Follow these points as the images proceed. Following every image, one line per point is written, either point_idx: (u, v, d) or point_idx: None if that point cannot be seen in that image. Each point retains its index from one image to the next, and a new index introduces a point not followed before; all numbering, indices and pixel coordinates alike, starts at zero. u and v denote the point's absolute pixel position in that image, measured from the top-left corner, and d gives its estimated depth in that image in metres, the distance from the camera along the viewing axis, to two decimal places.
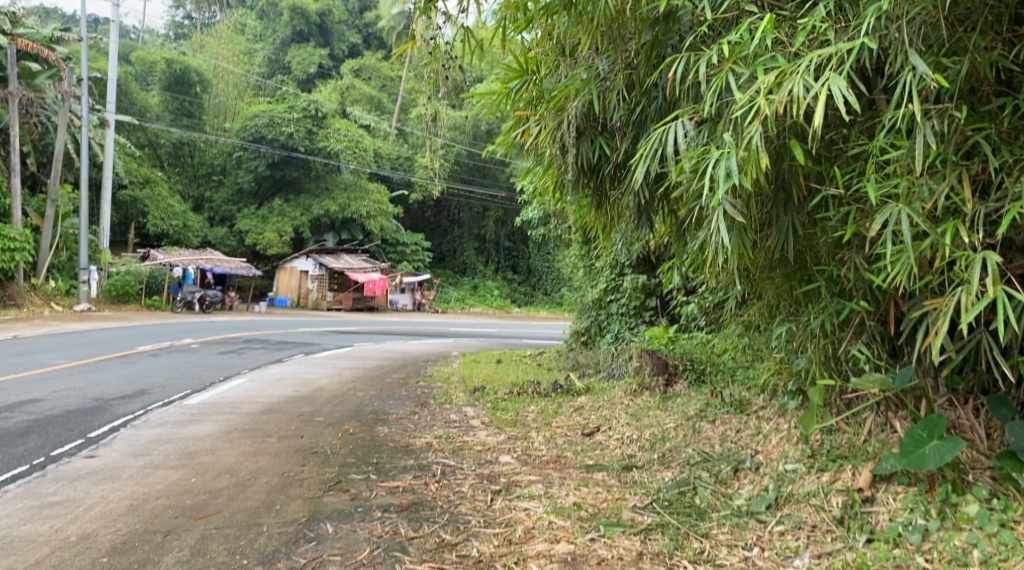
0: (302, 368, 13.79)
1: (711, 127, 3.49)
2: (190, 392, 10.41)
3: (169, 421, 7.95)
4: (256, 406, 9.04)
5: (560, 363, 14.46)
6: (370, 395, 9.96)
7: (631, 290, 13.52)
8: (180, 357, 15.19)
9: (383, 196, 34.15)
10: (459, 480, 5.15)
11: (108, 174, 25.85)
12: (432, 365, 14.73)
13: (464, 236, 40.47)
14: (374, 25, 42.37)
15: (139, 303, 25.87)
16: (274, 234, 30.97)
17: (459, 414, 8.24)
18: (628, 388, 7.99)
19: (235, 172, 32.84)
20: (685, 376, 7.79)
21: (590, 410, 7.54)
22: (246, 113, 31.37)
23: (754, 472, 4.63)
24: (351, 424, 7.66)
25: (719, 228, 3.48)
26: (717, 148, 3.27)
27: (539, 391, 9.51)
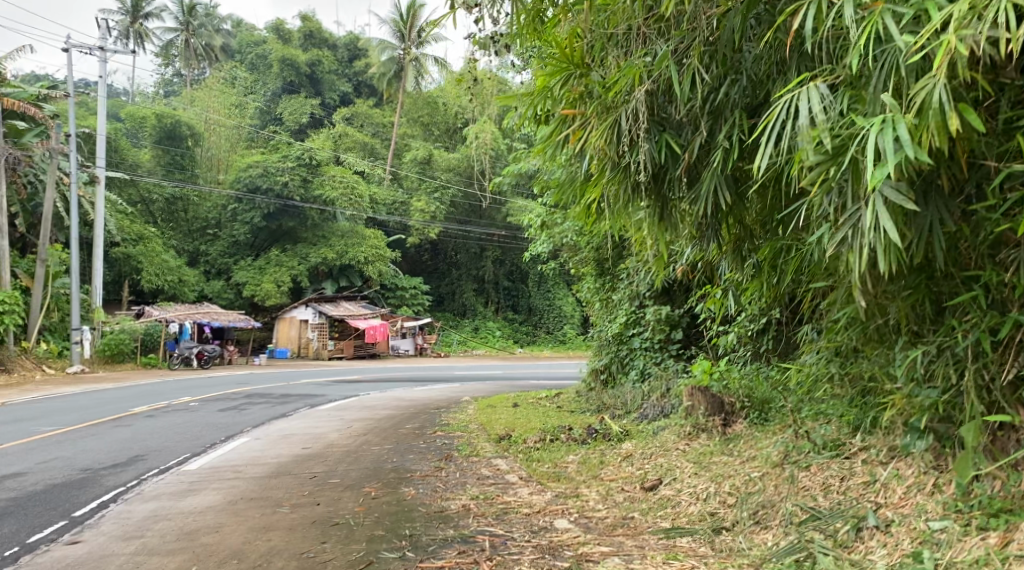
0: (309, 423, 12.84)
1: (851, 97, 3.24)
2: (189, 455, 9.49)
3: (166, 492, 7.05)
4: (260, 469, 8.08)
5: (582, 405, 13.55)
6: (387, 449, 9.07)
7: (654, 322, 12.71)
8: (178, 417, 14.25)
9: (380, 241, 33.44)
10: (516, 555, 4.28)
11: (99, 232, 25.10)
12: (446, 412, 13.85)
13: (463, 278, 39.74)
14: (365, 73, 42.01)
15: (135, 361, 24.96)
16: (271, 284, 30.15)
17: (490, 467, 7.33)
18: (681, 430, 7.10)
19: (230, 226, 32.16)
20: (744, 415, 7.05)
21: (643, 459, 6.67)
22: (240, 164, 30.79)
23: (884, 530, 3.76)
24: (372, 486, 6.75)
25: (874, 226, 3.07)
26: (870, 123, 2.99)
27: (572, 436, 8.61)
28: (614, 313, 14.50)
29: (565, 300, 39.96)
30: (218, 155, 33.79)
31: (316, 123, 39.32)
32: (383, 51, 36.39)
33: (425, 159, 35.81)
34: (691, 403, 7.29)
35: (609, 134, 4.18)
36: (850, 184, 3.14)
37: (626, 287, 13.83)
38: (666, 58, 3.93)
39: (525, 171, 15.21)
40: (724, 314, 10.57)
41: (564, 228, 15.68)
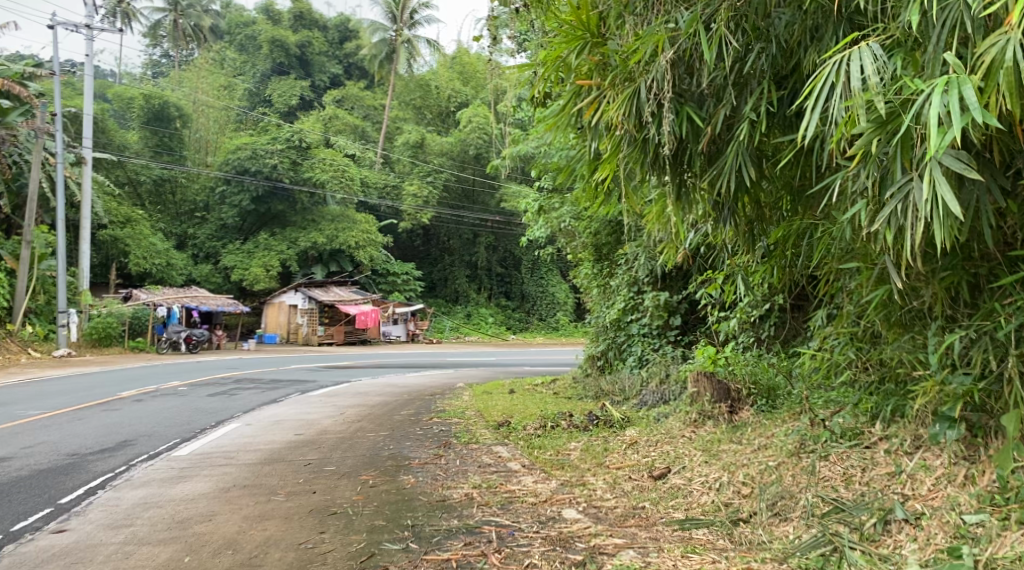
0: (301, 408, 12.63)
1: (904, 56, 3.34)
2: (180, 440, 9.27)
3: (156, 479, 6.83)
4: (253, 456, 7.87)
5: (579, 391, 13.41)
6: (383, 435, 8.88)
7: (653, 309, 12.53)
8: (167, 402, 14.01)
9: (372, 226, 33.11)
10: (526, 547, 4.10)
11: (86, 213, 24.70)
12: (441, 397, 13.68)
13: (456, 264, 39.42)
14: (355, 55, 41.54)
15: (122, 345, 24.65)
16: (261, 269, 29.83)
17: (491, 455, 7.14)
18: (687, 417, 6.94)
19: (219, 209, 31.75)
20: (751, 403, 6.90)
21: (648, 447, 6.50)
22: (229, 146, 30.40)
23: (913, 524, 3.61)
24: (370, 474, 6.55)
25: (921, 188, 3.17)
26: (926, 85, 3.08)
27: (573, 423, 8.43)
28: (612, 299, 14.33)
29: (557, 287, 40.58)
30: (208, 137, 32.88)
31: (307, 106, 38.98)
32: (374, 33, 35.98)
33: (418, 143, 35.18)
34: (697, 390, 7.12)
35: (627, 105, 4.02)
36: (892, 158, 3.23)
37: (625, 273, 13.65)
38: (692, 25, 3.80)
39: (523, 153, 14.99)
40: (726, 300, 10.44)
41: (562, 212, 15.48)
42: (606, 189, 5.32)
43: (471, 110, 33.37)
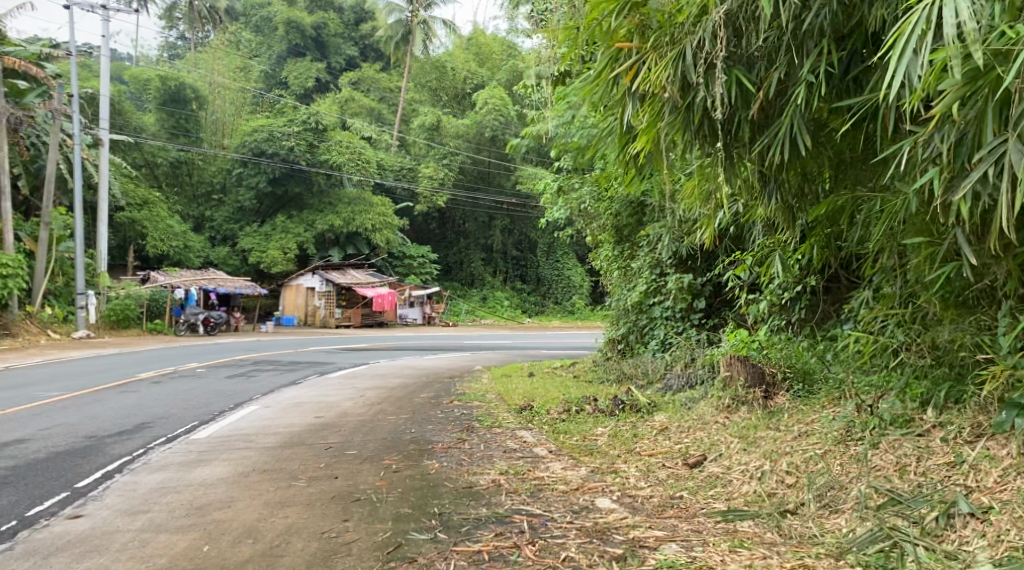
0: (319, 391, 12.50)
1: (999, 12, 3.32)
2: (199, 423, 9.13)
3: (174, 463, 6.68)
4: (272, 439, 7.71)
5: (599, 374, 13.20)
6: (403, 419, 8.71)
7: (676, 292, 12.24)
8: (185, 384, 13.92)
9: (388, 209, 32.92)
10: (561, 539, 3.89)
11: (103, 195, 24.65)
12: (460, 380, 13.52)
13: (471, 247, 39.23)
14: (371, 37, 41.18)
15: (140, 327, 24.67)
16: (278, 251, 29.76)
17: (515, 440, 6.94)
18: (719, 403, 6.69)
19: (236, 191, 31.64)
20: (786, 388, 6.65)
21: (680, 434, 6.26)
22: (245, 128, 30.22)
23: (979, 520, 3.38)
24: (393, 459, 6.37)
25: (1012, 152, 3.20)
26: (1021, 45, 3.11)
27: (599, 407, 8.20)
28: (633, 282, 14.07)
29: (573, 270, 40.16)
30: (224, 119, 32.75)
31: (322, 88, 38.82)
32: (390, 14, 35.67)
33: (434, 125, 34.47)
34: (729, 374, 6.86)
35: (674, 69, 3.83)
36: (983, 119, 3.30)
37: (646, 255, 13.36)
38: None
39: (541, 132, 14.71)
40: (753, 281, 10.18)
41: (582, 193, 15.17)
42: (640, 162, 5.13)
43: (488, 93, 33.24)
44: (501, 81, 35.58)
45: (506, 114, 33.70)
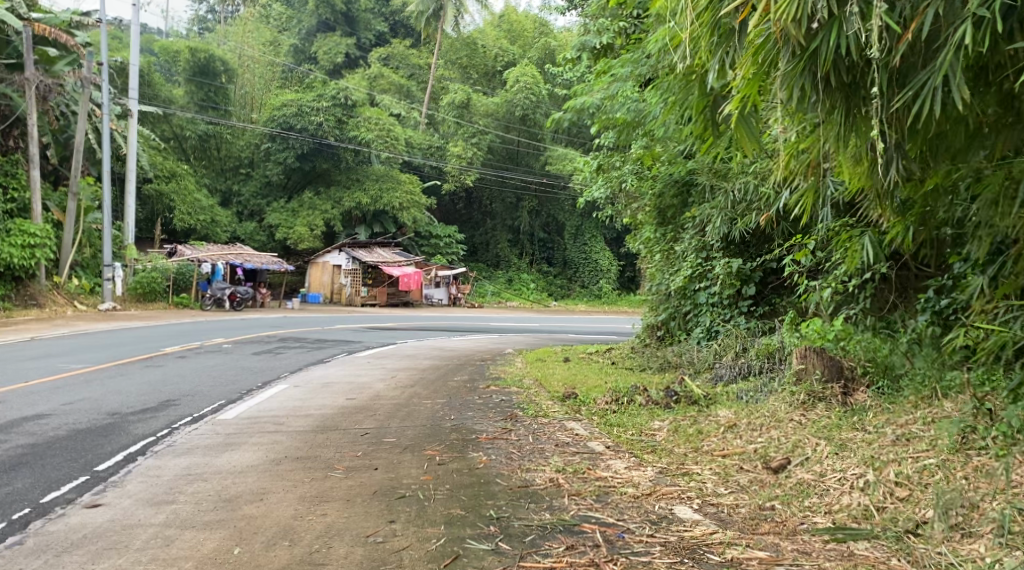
0: (349, 370, 12.05)
1: None
2: (226, 402, 8.70)
3: (201, 446, 6.23)
4: (303, 423, 7.23)
5: (639, 361, 12.65)
6: (440, 403, 8.22)
7: (724, 278, 11.60)
8: (212, 359, 13.55)
9: (416, 187, 32.43)
10: (647, 560, 3.42)
11: (132, 167, 24.34)
12: (493, 363, 13.03)
13: (498, 228, 38.73)
14: (402, 13, 40.20)
15: (167, 301, 24.47)
16: (305, 228, 29.41)
17: (566, 432, 6.39)
18: (793, 398, 6.14)
19: (263, 165, 31.22)
20: (867, 383, 6.12)
21: (754, 432, 5.71)
22: (274, 102, 29.80)
23: None
24: (435, 449, 5.85)
25: None
26: None
27: (652, 398, 7.65)
28: (676, 266, 13.38)
29: (602, 254, 38.79)
30: (253, 92, 32.57)
31: (352, 65, 38.32)
32: None
33: (463, 103, 33.66)
34: (804, 366, 6.32)
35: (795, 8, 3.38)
36: None
37: (692, 236, 12.71)
38: None
39: (583, 106, 14.02)
40: (813, 267, 9.63)
41: (622, 172, 14.52)
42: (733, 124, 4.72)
43: (519, 71, 32.41)
44: (534, 60, 35.04)
45: (536, 93, 32.91)
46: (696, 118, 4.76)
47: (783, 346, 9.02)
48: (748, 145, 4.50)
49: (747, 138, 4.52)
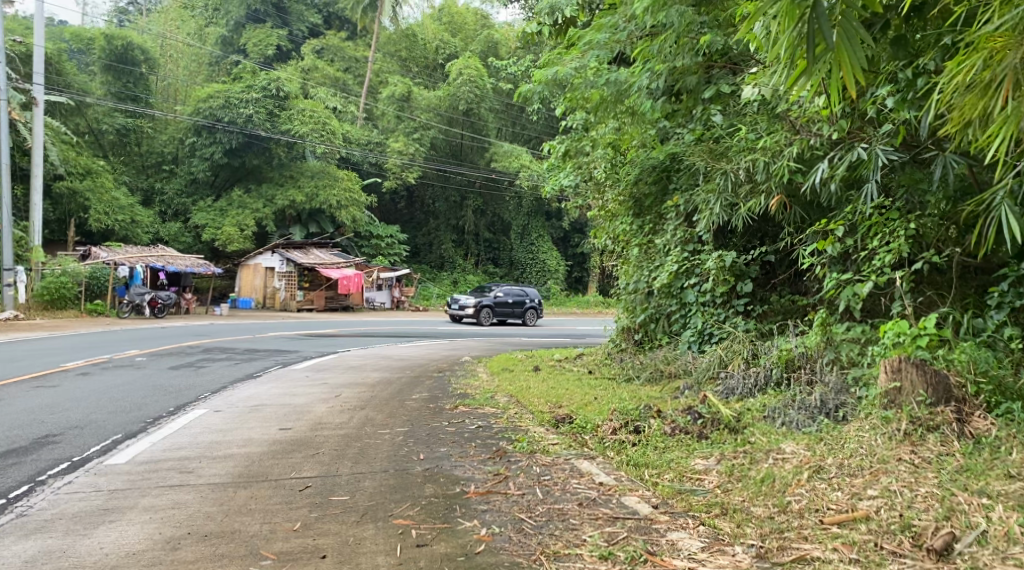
0: (283, 388, 10.13)
1: None
2: (124, 437, 6.77)
3: (70, 516, 4.36)
4: (219, 472, 5.37)
5: (620, 370, 11.03)
6: (400, 435, 6.46)
7: (716, 274, 10.07)
8: (119, 376, 11.44)
9: (354, 184, 30.28)
10: None
11: (38, 160, 21.74)
12: (453, 375, 11.28)
13: (441, 228, 36.54)
14: (336, 4, 37.81)
15: (78, 308, 22.01)
16: (234, 228, 27.08)
17: (583, 480, 4.72)
18: (891, 429, 4.56)
19: (188, 161, 28.57)
20: (983, 406, 4.60)
21: (857, 481, 4.10)
22: (199, 93, 27.14)
23: None
24: (408, 516, 4.12)
25: None
26: None
27: (676, 423, 5.99)
28: (657, 261, 11.68)
29: (549, 253, 37.36)
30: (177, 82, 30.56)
31: (285, 57, 35.63)
32: None
33: (404, 97, 32.04)
34: (898, 387, 4.74)
35: None
36: None
37: (675, 227, 11.18)
38: None
39: (555, 77, 11.34)
40: (835, 258, 8.25)
41: (594, 157, 13.20)
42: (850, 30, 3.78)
43: (463, 63, 31.18)
44: (475, 52, 34.29)
45: (480, 85, 31.57)
46: (800, 20, 3.75)
47: (809, 354, 7.57)
48: (854, 77, 3.84)
49: (851, 60, 3.81)
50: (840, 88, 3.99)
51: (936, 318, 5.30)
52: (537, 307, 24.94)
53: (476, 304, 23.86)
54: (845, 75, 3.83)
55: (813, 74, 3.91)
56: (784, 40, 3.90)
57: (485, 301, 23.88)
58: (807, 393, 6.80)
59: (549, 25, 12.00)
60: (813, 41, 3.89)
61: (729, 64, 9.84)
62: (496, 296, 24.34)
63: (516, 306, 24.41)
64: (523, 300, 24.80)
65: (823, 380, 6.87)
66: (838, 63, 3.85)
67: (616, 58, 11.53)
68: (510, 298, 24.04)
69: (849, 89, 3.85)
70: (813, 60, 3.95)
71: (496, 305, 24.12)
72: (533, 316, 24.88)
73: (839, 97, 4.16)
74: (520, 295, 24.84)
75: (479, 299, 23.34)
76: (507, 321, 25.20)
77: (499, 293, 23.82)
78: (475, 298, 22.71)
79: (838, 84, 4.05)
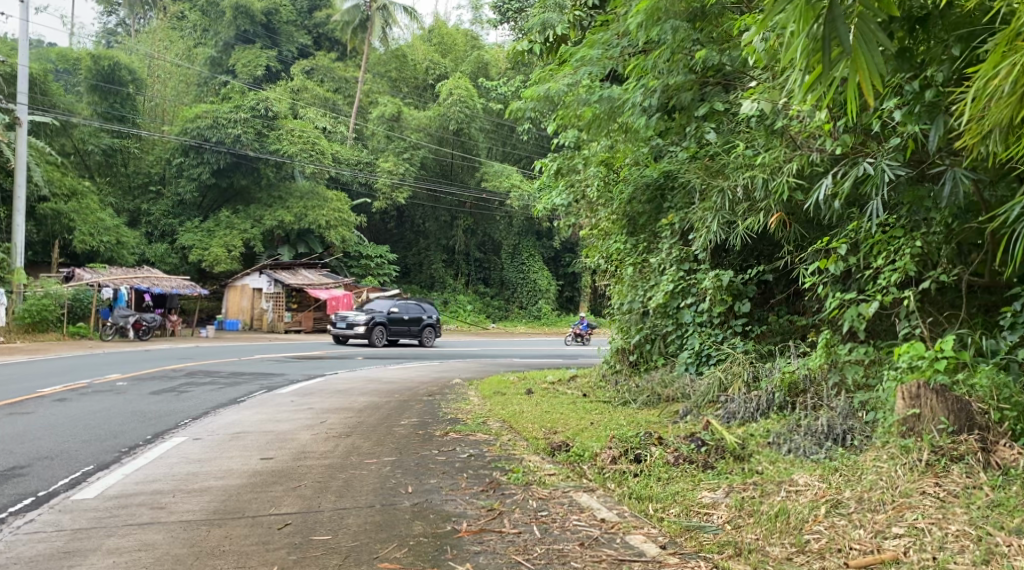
0: (268, 413, 9.80)
1: None
2: (96, 468, 6.42)
3: (27, 560, 4.02)
4: (194, 508, 5.04)
5: (614, 393, 10.72)
6: (388, 464, 6.15)
7: (714, 293, 9.81)
8: (98, 401, 11.04)
9: (343, 204, 29.96)
10: None
11: (21, 181, 21.34)
12: (443, 399, 10.95)
13: (431, 248, 36.29)
14: (326, 25, 37.70)
15: (61, 331, 21.56)
16: (222, 249, 26.71)
17: (583, 516, 4.44)
18: (911, 460, 4.27)
19: (175, 182, 28.26)
20: (1008, 432, 4.32)
21: (879, 517, 3.82)
22: (186, 113, 27.01)
23: None
24: (395, 560, 3.84)
25: None
26: None
27: (680, 452, 5.68)
28: (651, 281, 11.39)
29: (540, 273, 37.02)
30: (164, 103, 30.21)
31: (273, 78, 35.29)
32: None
33: (394, 116, 31.87)
34: (917, 414, 4.45)
35: None
36: None
37: (670, 246, 10.93)
38: None
39: (546, 94, 11.13)
40: (838, 277, 8.00)
41: (587, 174, 12.94)
42: (867, 31, 3.55)
43: (453, 83, 31.12)
44: (465, 72, 34.27)
45: (471, 105, 31.51)
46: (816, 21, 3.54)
47: (812, 376, 7.29)
48: (872, 81, 3.59)
49: (866, 65, 3.58)
50: (856, 93, 3.75)
51: (953, 339, 5.03)
52: (435, 325, 23.20)
53: (368, 319, 21.79)
54: (862, 80, 3.58)
55: (828, 79, 3.67)
56: (799, 43, 3.67)
57: (378, 318, 22.00)
58: (811, 417, 6.52)
59: (540, 43, 11.81)
60: (829, 42, 3.65)
61: (722, 80, 9.65)
62: (392, 311, 22.41)
63: (413, 323, 22.59)
64: (420, 318, 22.98)
65: (830, 404, 6.59)
66: (855, 69, 3.60)
67: (608, 76, 11.34)
68: (406, 315, 22.21)
69: (866, 96, 3.60)
70: (828, 64, 3.72)
71: (390, 322, 22.17)
72: (431, 336, 23.11)
73: (856, 106, 3.93)
74: (417, 312, 23.07)
75: (370, 316, 21.38)
76: (403, 339, 23.42)
77: (394, 309, 21.94)
78: (367, 315, 20.70)
79: (856, 91, 3.79)
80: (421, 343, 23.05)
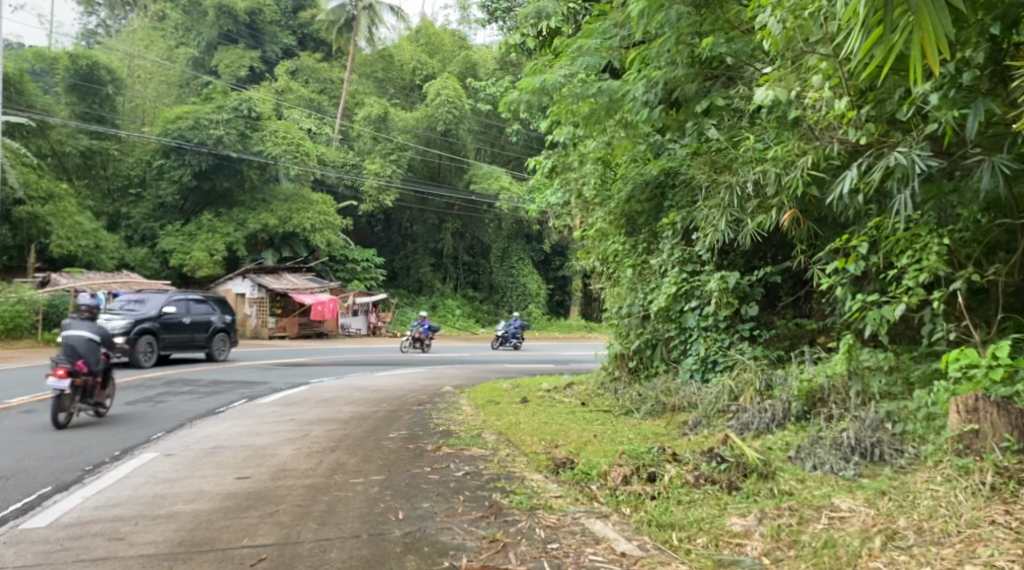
0: (247, 425, 9.20)
1: None
2: (52, 491, 5.83)
3: None
4: (157, 539, 4.47)
5: (614, 402, 10.15)
6: (377, 484, 5.60)
7: (719, 296, 9.25)
8: (65, 413, 10.38)
9: (328, 207, 29.32)
10: None
11: None
12: (434, 408, 10.37)
13: (419, 251, 35.78)
14: (311, 26, 37.01)
15: (35, 339, 20.79)
16: (204, 253, 26.10)
17: (601, 548, 3.94)
18: (974, 483, 3.82)
19: (156, 185, 27.66)
20: None
21: (947, 550, 3.35)
22: (168, 113, 26.34)
23: None
24: None
25: None
26: None
27: (699, 471, 5.13)
28: (652, 283, 10.82)
29: (529, 278, 36.63)
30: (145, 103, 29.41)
31: (257, 79, 34.49)
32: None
33: (381, 117, 31.19)
34: (976, 430, 4.13)
35: None
36: None
37: (672, 247, 10.37)
38: None
39: (541, 87, 10.50)
40: (857, 278, 7.49)
41: (581, 172, 12.41)
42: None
43: (440, 84, 30.65)
44: (452, 73, 33.72)
45: (459, 106, 31.06)
46: None
47: (832, 384, 6.74)
48: (935, 47, 3.04)
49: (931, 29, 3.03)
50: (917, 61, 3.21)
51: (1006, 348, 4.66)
52: (228, 332, 17.75)
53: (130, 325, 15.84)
54: (924, 43, 3.03)
55: (890, 38, 3.16)
56: None
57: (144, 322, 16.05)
58: (832, 428, 6.00)
59: (532, 37, 11.24)
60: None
61: (725, 73, 9.16)
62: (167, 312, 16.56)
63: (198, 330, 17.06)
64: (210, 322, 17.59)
65: (853, 414, 6.07)
66: (917, 33, 3.06)
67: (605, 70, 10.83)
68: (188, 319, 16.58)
69: (930, 65, 3.05)
70: (890, 22, 3.19)
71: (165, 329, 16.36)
72: (224, 346, 17.82)
73: (920, 76, 3.39)
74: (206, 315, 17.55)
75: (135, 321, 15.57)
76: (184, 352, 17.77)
77: (170, 310, 16.44)
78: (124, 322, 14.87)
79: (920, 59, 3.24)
80: (212, 356, 17.68)
